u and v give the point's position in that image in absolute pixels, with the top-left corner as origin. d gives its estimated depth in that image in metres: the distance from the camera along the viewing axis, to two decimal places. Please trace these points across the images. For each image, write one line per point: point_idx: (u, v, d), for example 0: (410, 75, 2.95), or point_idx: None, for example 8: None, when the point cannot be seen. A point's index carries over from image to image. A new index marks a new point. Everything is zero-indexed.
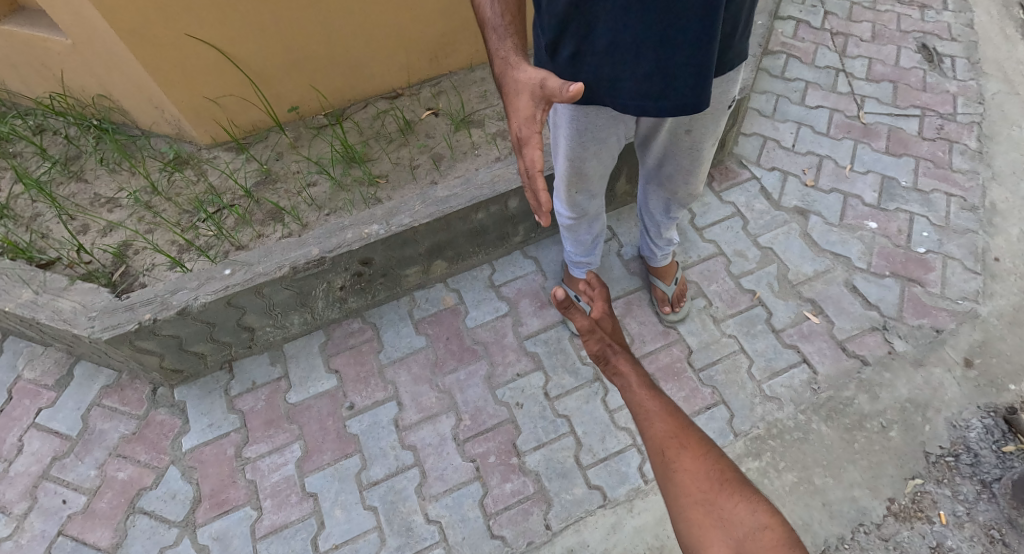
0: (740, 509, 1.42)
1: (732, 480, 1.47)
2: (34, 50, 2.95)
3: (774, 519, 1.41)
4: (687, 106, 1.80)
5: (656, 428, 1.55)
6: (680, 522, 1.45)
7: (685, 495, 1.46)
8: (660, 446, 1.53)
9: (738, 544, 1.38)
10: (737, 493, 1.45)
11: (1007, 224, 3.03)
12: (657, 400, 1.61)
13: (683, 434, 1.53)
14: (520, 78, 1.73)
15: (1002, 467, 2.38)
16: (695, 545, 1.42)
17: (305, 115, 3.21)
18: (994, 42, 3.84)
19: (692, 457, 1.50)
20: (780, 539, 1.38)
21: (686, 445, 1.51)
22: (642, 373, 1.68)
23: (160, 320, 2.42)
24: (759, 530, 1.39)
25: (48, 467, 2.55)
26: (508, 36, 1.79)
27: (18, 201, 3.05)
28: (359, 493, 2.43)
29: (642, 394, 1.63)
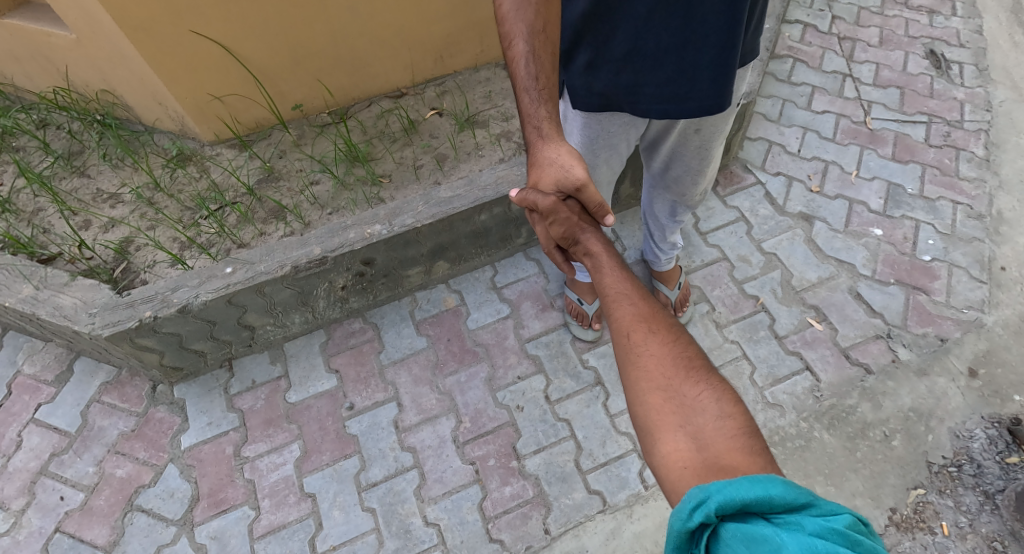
0: (702, 395, 1.24)
1: (699, 368, 1.30)
2: (38, 44, 2.95)
3: (738, 412, 1.22)
4: (710, 107, 1.81)
5: (624, 312, 1.42)
6: (636, 408, 1.27)
7: (644, 379, 1.28)
8: (625, 330, 1.37)
9: (696, 432, 1.18)
10: (701, 380, 1.27)
11: (1014, 233, 3.01)
12: (628, 287, 1.49)
13: (652, 320, 1.39)
14: (550, 162, 1.69)
15: (1005, 479, 2.36)
16: (649, 431, 1.22)
17: (309, 113, 3.20)
18: (1003, 49, 3.81)
19: (659, 342, 1.34)
20: (743, 431, 1.19)
21: (653, 330, 1.36)
22: (615, 258, 1.63)
23: (160, 317, 2.41)
24: (721, 419, 1.20)
25: (47, 463, 2.55)
26: (541, 105, 1.71)
27: (20, 196, 3.04)
28: (358, 494, 2.42)
29: (614, 282, 1.52)
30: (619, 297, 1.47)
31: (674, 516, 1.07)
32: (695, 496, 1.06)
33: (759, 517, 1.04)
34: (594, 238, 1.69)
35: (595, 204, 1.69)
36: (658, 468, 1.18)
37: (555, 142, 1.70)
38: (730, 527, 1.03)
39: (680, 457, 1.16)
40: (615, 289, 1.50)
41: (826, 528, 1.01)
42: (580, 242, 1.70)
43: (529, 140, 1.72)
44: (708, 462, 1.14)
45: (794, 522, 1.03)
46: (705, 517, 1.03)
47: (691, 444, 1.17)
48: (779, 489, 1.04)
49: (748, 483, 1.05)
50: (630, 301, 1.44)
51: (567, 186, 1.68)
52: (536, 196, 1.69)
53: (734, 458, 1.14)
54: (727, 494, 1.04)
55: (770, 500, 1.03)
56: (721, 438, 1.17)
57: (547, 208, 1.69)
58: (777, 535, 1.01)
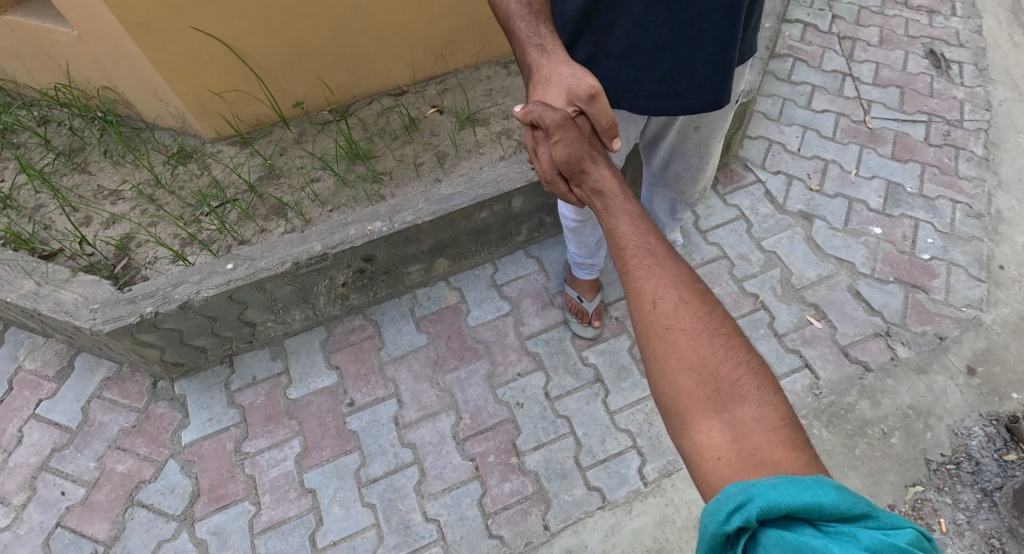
0: (737, 377, 1.20)
1: (733, 346, 1.24)
2: (39, 41, 2.95)
3: (777, 399, 1.18)
4: (709, 103, 1.81)
5: (649, 275, 1.32)
6: (665, 388, 1.22)
7: (676, 358, 1.22)
8: (650, 298, 1.29)
9: (732, 421, 1.15)
10: (734, 359, 1.22)
11: (1013, 232, 3.01)
12: (651, 243, 1.37)
13: (681, 286, 1.30)
14: (557, 72, 1.69)
15: (1003, 476, 2.37)
16: (681, 416, 1.19)
17: (310, 110, 3.21)
18: (1002, 49, 3.82)
19: (689, 315, 1.26)
20: (783, 421, 1.15)
21: (683, 300, 1.28)
22: (628, 195, 1.50)
23: (162, 313, 2.41)
24: (759, 408, 1.16)
25: (47, 458, 2.55)
26: (539, 25, 1.79)
27: (21, 192, 3.05)
28: (358, 490, 2.43)
29: (632, 233, 1.40)
30: (640, 254, 1.36)
31: (711, 517, 1.05)
32: (734, 498, 1.04)
33: (807, 523, 1.01)
34: (602, 172, 1.57)
35: (605, 120, 1.63)
36: (691, 457, 1.16)
37: (559, 53, 1.73)
38: (773, 534, 1.01)
39: (714, 447, 1.14)
40: (636, 243, 1.38)
41: (883, 543, 0.98)
42: (586, 171, 1.59)
43: (533, 56, 1.74)
44: (744, 455, 1.11)
45: (846, 533, 0.99)
46: (744, 522, 1.01)
47: (727, 434, 1.14)
48: (831, 497, 1.01)
49: (795, 488, 1.02)
50: (655, 261, 1.34)
51: (577, 96, 1.63)
52: (544, 109, 1.60)
53: (774, 453, 1.11)
54: (771, 500, 1.01)
55: (819, 509, 1.00)
56: (760, 429, 1.14)
57: (555, 122, 1.59)
58: (826, 546, 0.98)
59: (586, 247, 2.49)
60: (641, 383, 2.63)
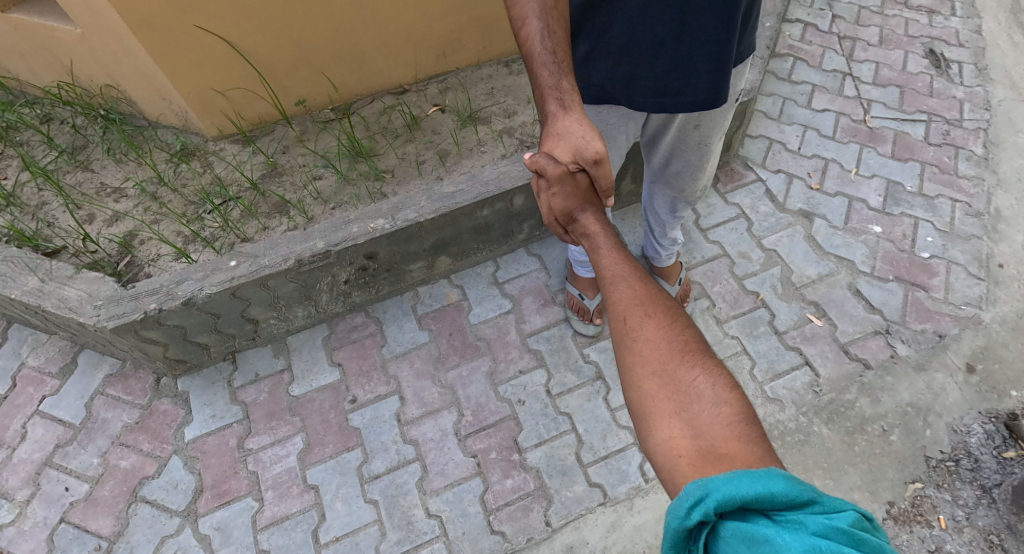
0: (698, 379, 1.21)
1: (695, 352, 1.27)
2: (43, 39, 2.96)
3: (735, 396, 1.19)
4: (705, 101, 1.83)
5: (620, 294, 1.38)
6: (631, 394, 1.25)
7: (639, 364, 1.25)
8: (621, 314, 1.33)
9: (691, 419, 1.17)
10: (696, 364, 1.24)
11: (1012, 231, 3.03)
12: (625, 269, 1.44)
13: (648, 301, 1.34)
14: (570, 129, 1.65)
15: (1002, 473, 2.38)
16: (644, 417, 1.21)
17: (313, 109, 3.22)
18: (1002, 49, 3.83)
19: (654, 325, 1.30)
20: (740, 417, 1.17)
21: (649, 312, 1.32)
22: (614, 240, 1.55)
23: (166, 310, 2.42)
24: (717, 406, 1.18)
25: (51, 454, 2.56)
26: (562, 76, 1.69)
27: (25, 190, 3.06)
28: (360, 486, 2.44)
29: (610, 263, 1.47)
30: (615, 279, 1.42)
31: (672, 515, 1.06)
32: (692, 494, 1.05)
33: (761, 514, 1.02)
34: (593, 220, 1.62)
35: (606, 182, 1.66)
36: (655, 456, 1.17)
37: (576, 111, 1.67)
38: (730, 525, 1.01)
39: (676, 445, 1.15)
40: (613, 270, 1.45)
41: (828, 527, 0.98)
42: (580, 222, 1.63)
43: (551, 108, 1.68)
44: (703, 452, 1.12)
45: (796, 520, 1.00)
46: (702, 515, 1.01)
47: (686, 432, 1.16)
48: (780, 486, 1.02)
49: (747, 479, 1.03)
50: (627, 283, 1.39)
51: (584, 157, 1.62)
52: (548, 165, 1.62)
53: (730, 447, 1.12)
54: (725, 492, 1.02)
55: (770, 498, 1.01)
56: (717, 425, 1.15)
57: (555, 177, 1.62)
58: (777, 533, 0.98)
59: None
60: None
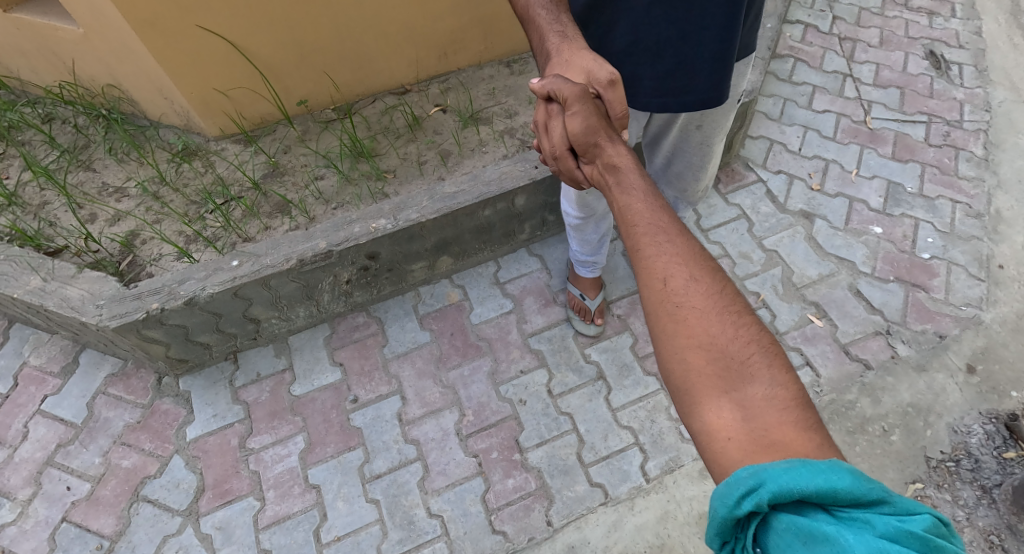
0: (747, 356, 1.18)
1: (743, 322, 1.22)
2: (45, 39, 2.96)
3: (788, 379, 1.17)
4: (708, 100, 1.84)
5: (660, 252, 1.28)
6: (674, 365, 1.21)
7: (684, 335, 1.21)
8: (663, 275, 1.25)
9: (742, 401, 1.14)
10: (745, 337, 1.21)
11: (1012, 232, 3.03)
12: (662, 219, 1.33)
13: (691, 261, 1.27)
14: (576, 55, 1.69)
15: (1002, 473, 2.38)
16: (690, 394, 1.18)
17: (315, 108, 3.22)
18: (1002, 50, 3.84)
19: (700, 292, 1.23)
20: (795, 401, 1.14)
21: (694, 277, 1.25)
22: (641, 169, 1.46)
23: (167, 309, 2.43)
24: (771, 389, 1.15)
25: (52, 453, 2.56)
26: (560, 14, 1.77)
27: (26, 189, 3.07)
28: (361, 486, 2.44)
29: (644, 210, 1.36)
30: (652, 231, 1.32)
31: (720, 501, 1.05)
32: (746, 483, 1.03)
33: (820, 508, 1.01)
34: (615, 146, 1.53)
35: (619, 107, 1.64)
36: (700, 436, 1.15)
37: (579, 41, 1.73)
38: (784, 518, 1.01)
39: (724, 428, 1.13)
40: (647, 219, 1.34)
41: (897, 530, 0.97)
42: (598, 144, 1.55)
43: (553, 41, 1.73)
44: (755, 438, 1.10)
45: (860, 519, 0.99)
46: (755, 506, 1.01)
47: (736, 415, 1.13)
48: (845, 483, 1.00)
49: (809, 472, 1.01)
50: (666, 236, 1.30)
51: (597, 78, 1.64)
52: (562, 81, 1.61)
53: (785, 435, 1.10)
54: (783, 485, 1.00)
55: (833, 495, 0.99)
56: (772, 409, 1.13)
57: (572, 95, 1.59)
58: (839, 532, 0.98)
59: (588, 244, 2.50)
60: (644, 380, 2.64)
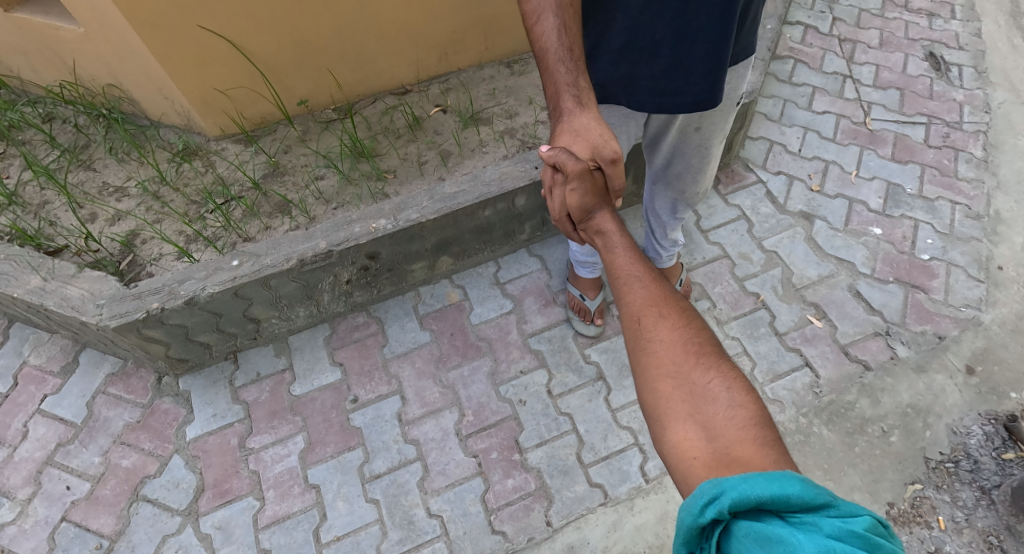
0: (712, 383, 1.22)
1: (711, 354, 1.27)
2: (46, 38, 2.96)
3: (752, 403, 1.19)
4: (703, 102, 1.85)
5: (634, 295, 1.37)
6: (645, 395, 1.26)
7: (652, 366, 1.26)
8: (635, 314, 1.34)
9: (705, 422, 1.17)
10: (712, 366, 1.25)
11: (1011, 233, 3.04)
12: (640, 269, 1.44)
13: (662, 301, 1.35)
14: (587, 125, 1.67)
15: (1001, 474, 2.39)
16: (658, 419, 1.21)
17: (315, 108, 3.22)
18: (1001, 52, 3.85)
19: (668, 327, 1.30)
20: (756, 420, 1.16)
21: (664, 314, 1.32)
22: (628, 238, 1.55)
23: (168, 309, 2.43)
24: (732, 409, 1.18)
25: (52, 453, 2.56)
26: (578, 74, 1.72)
27: (27, 188, 3.07)
28: (361, 486, 2.45)
29: (625, 264, 1.47)
30: (629, 278, 1.42)
31: (685, 512, 1.06)
32: (707, 492, 1.05)
33: (774, 515, 1.02)
34: (607, 219, 1.61)
35: (619, 182, 1.67)
36: (667, 457, 1.17)
37: (592, 109, 1.70)
38: (743, 524, 1.02)
39: (689, 446, 1.15)
40: (626, 270, 1.45)
41: (845, 531, 0.98)
42: (595, 219, 1.63)
43: (567, 105, 1.69)
44: (718, 454, 1.13)
45: (811, 522, 1.00)
46: (717, 513, 1.02)
47: (700, 434, 1.16)
48: (797, 488, 1.02)
49: (764, 479, 1.03)
50: (641, 283, 1.39)
51: (603, 155, 1.63)
52: (568, 156, 1.62)
53: (745, 450, 1.12)
54: (740, 491, 1.02)
55: (785, 499, 1.01)
56: (732, 427, 1.15)
57: (575, 171, 1.61)
58: (792, 535, 0.99)
59: (588, 245, 2.50)
60: None
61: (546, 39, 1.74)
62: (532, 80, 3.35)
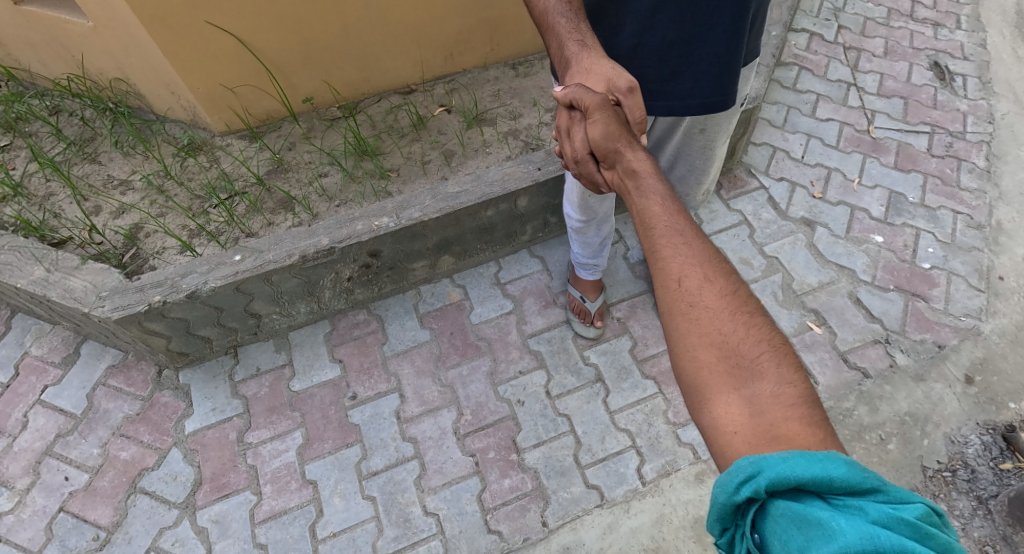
0: (759, 354, 1.20)
1: (754, 322, 1.24)
2: (55, 32, 2.98)
3: (798, 377, 1.18)
4: (714, 103, 1.85)
5: (676, 252, 1.30)
6: (685, 362, 1.24)
7: (696, 333, 1.23)
8: (677, 276, 1.28)
9: (751, 396, 1.16)
10: (758, 336, 1.23)
11: (1013, 243, 3.04)
12: (679, 221, 1.34)
13: (707, 265, 1.29)
14: (596, 63, 1.72)
15: (999, 485, 2.39)
16: (700, 391, 1.21)
17: (320, 107, 3.24)
18: (1006, 62, 3.85)
19: (713, 293, 1.25)
20: (802, 398, 1.16)
21: (708, 278, 1.27)
22: (660, 174, 1.45)
23: (170, 302, 2.44)
24: (779, 386, 1.17)
25: (52, 443, 2.58)
26: (579, 22, 1.79)
27: (32, 180, 3.09)
28: (359, 482, 2.45)
29: (660, 212, 1.37)
30: (669, 233, 1.33)
31: (720, 488, 1.08)
32: (745, 470, 1.06)
33: (814, 496, 1.03)
34: (634, 149, 1.53)
35: (638, 113, 1.66)
36: (709, 430, 1.18)
37: (598, 49, 1.75)
38: (781, 504, 1.03)
39: (731, 420, 1.15)
40: (665, 222, 1.35)
41: (891, 517, 0.99)
42: (619, 146, 1.54)
43: (572, 49, 1.76)
44: (760, 432, 1.13)
45: (854, 506, 1.01)
46: (753, 492, 1.03)
47: (744, 410, 1.15)
48: (841, 471, 1.02)
49: (805, 461, 1.03)
50: (683, 238, 1.31)
51: (617, 86, 1.67)
52: (585, 90, 1.63)
53: (790, 429, 1.12)
54: (780, 472, 1.03)
55: (828, 482, 1.01)
56: (777, 406, 1.14)
57: (593, 103, 1.60)
58: (833, 517, 0.99)
59: (590, 247, 2.51)
60: (642, 383, 2.65)
61: (542, 4, 1.84)
62: (536, 81, 3.36)
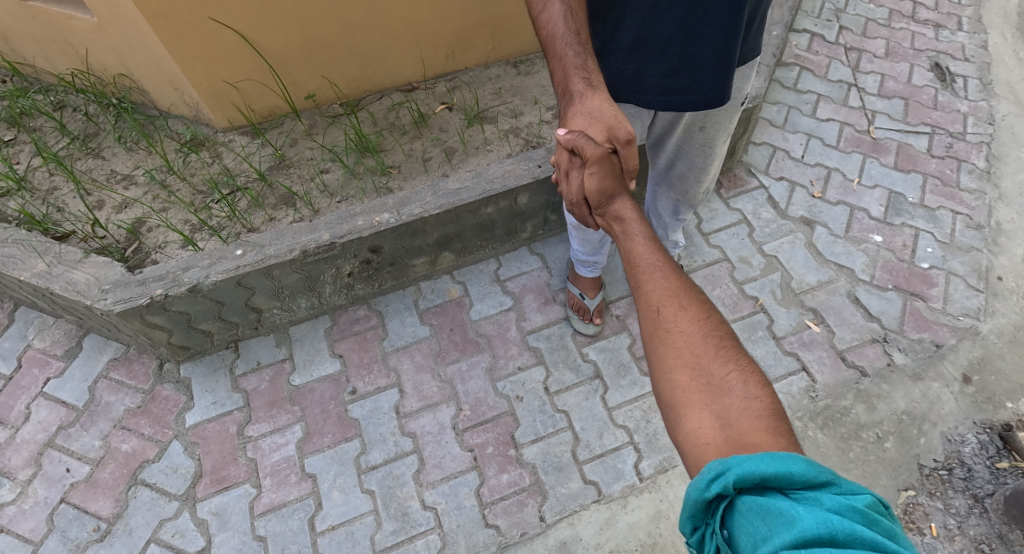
0: (729, 374, 1.22)
1: (728, 347, 1.27)
2: (59, 27, 3.00)
3: (764, 392, 1.20)
4: (711, 100, 1.86)
5: (654, 284, 1.35)
6: (661, 384, 1.25)
7: (672, 355, 1.25)
8: (654, 305, 1.32)
9: (722, 410, 1.17)
10: (731, 358, 1.25)
11: (1012, 244, 3.05)
12: (659, 258, 1.41)
13: (683, 296, 1.34)
14: (599, 106, 1.69)
15: (995, 483, 2.40)
16: (675, 407, 1.21)
17: (322, 103, 3.27)
18: (1007, 64, 3.86)
19: (689, 320, 1.30)
20: (769, 411, 1.17)
21: (684, 306, 1.31)
22: (647, 225, 1.52)
23: (171, 296, 2.46)
24: (746, 400, 1.18)
25: (53, 435, 2.60)
26: (587, 58, 1.75)
27: (36, 174, 3.12)
28: (357, 476, 2.47)
29: (643, 252, 1.44)
30: (650, 268, 1.39)
31: (692, 488, 1.09)
32: (713, 469, 1.08)
33: (777, 491, 1.04)
34: (626, 205, 1.59)
35: (634, 164, 1.67)
36: (682, 445, 1.19)
37: (602, 90, 1.73)
38: (747, 499, 1.04)
39: (703, 433, 1.16)
40: (645, 258, 1.42)
41: (845, 506, 1.00)
42: (613, 202, 1.62)
43: (577, 87, 1.72)
44: (730, 439, 1.14)
45: (812, 497, 1.02)
46: (722, 488, 1.05)
47: (716, 422, 1.17)
48: (800, 466, 1.04)
49: (767, 457, 1.05)
50: (661, 272, 1.37)
51: (617, 136, 1.65)
52: (585, 138, 1.64)
53: (757, 437, 1.13)
54: (745, 467, 1.05)
55: (788, 476, 1.03)
56: (747, 418, 1.16)
57: (592, 154, 1.63)
58: (793, 508, 1.01)
59: (589, 244, 2.52)
60: (640, 380, 2.66)
61: (551, 28, 1.79)
62: (538, 80, 3.38)
